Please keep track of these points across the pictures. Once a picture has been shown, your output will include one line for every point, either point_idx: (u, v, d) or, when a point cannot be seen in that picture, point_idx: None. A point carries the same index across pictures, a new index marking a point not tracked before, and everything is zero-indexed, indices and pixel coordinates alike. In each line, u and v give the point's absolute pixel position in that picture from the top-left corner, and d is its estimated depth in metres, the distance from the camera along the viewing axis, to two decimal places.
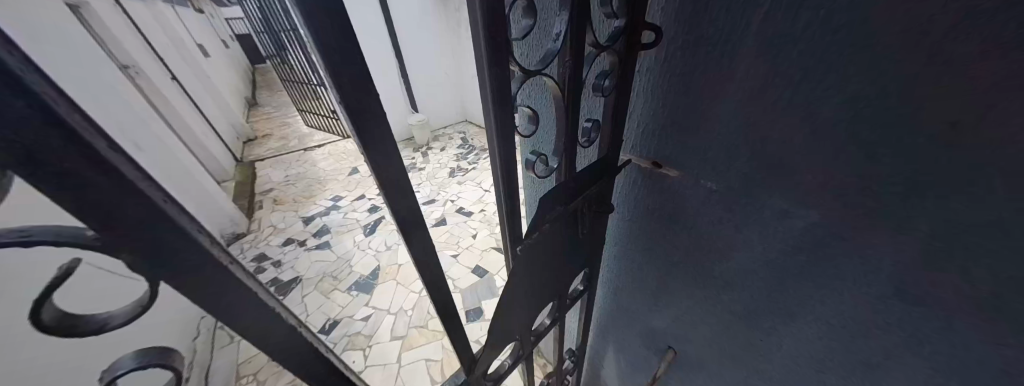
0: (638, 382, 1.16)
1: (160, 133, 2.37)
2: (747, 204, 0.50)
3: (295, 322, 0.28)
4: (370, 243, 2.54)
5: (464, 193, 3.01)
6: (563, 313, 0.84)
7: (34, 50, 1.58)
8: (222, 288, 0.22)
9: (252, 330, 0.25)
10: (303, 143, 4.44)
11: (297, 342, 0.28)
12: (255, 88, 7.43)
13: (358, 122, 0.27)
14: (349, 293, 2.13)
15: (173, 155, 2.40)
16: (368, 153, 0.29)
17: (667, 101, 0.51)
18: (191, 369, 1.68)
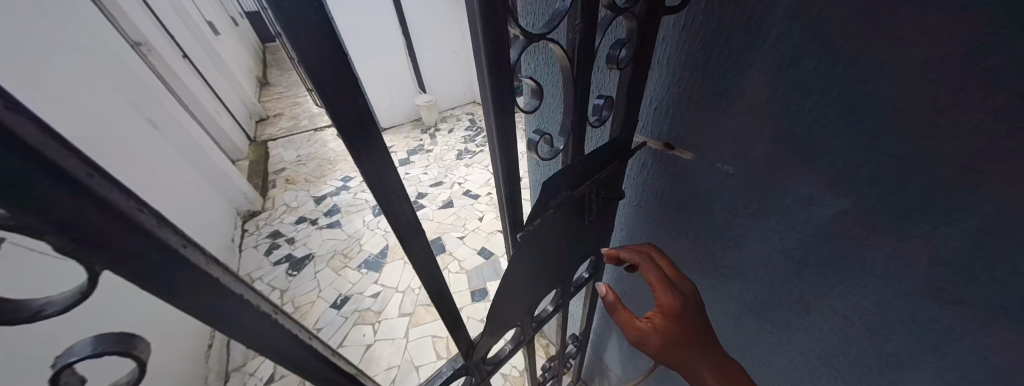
0: (639, 366, 1.16)
1: (174, 111, 2.39)
2: (768, 191, 0.45)
3: (272, 310, 0.25)
4: (379, 223, 2.57)
5: (471, 176, 2.99)
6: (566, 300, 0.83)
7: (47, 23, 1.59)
8: (174, 275, 0.19)
9: (217, 319, 0.22)
10: (314, 123, 4.46)
11: (279, 333, 0.26)
12: (267, 68, 7.44)
13: (331, 92, 0.23)
14: (359, 270, 2.19)
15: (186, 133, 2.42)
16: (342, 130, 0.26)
17: (686, 76, 0.45)
18: (213, 338, 1.77)
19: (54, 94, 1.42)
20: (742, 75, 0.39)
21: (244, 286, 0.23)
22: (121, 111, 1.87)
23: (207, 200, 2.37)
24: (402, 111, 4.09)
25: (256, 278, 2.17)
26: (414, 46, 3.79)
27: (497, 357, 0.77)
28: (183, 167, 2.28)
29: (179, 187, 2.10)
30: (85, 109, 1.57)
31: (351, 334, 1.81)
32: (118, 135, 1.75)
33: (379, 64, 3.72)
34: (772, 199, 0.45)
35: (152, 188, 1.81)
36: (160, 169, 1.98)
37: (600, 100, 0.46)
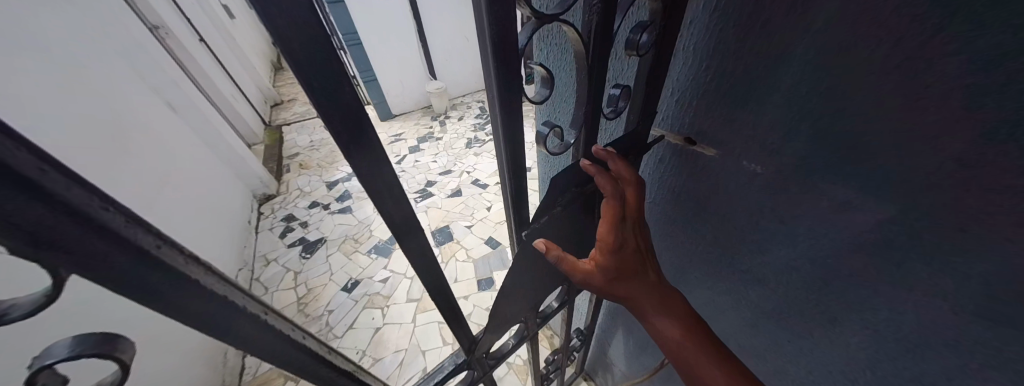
0: (645, 363, 1.15)
1: (192, 95, 2.43)
2: (800, 192, 0.41)
3: (259, 312, 0.24)
4: None
5: (481, 165, 2.97)
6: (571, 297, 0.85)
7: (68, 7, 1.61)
8: (143, 281, 0.18)
9: (198, 322, 0.21)
10: None
11: (268, 333, 0.26)
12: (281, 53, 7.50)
13: (318, 79, 0.21)
14: (369, 255, 2.23)
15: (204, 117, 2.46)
16: (331, 121, 0.23)
17: (713, 65, 0.41)
18: None
19: (73, 79, 1.45)
20: (775, 66, 0.35)
21: (227, 287, 0.22)
22: (139, 95, 1.90)
23: (225, 184, 2.43)
24: (412, 98, 4.07)
25: (271, 259, 2.25)
26: (425, 31, 3.72)
27: (500, 352, 0.78)
28: (201, 151, 2.34)
29: (198, 171, 2.16)
30: (105, 93, 1.60)
31: (361, 317, 1.86)
32: (138, 119, 1.78)
33: (390, 50, 3.68)
34: (794, 204, 0.42)
35: (172, 172, 1.86)
36: (179, 154, 2.02)
37: (617, 90, 0.43)
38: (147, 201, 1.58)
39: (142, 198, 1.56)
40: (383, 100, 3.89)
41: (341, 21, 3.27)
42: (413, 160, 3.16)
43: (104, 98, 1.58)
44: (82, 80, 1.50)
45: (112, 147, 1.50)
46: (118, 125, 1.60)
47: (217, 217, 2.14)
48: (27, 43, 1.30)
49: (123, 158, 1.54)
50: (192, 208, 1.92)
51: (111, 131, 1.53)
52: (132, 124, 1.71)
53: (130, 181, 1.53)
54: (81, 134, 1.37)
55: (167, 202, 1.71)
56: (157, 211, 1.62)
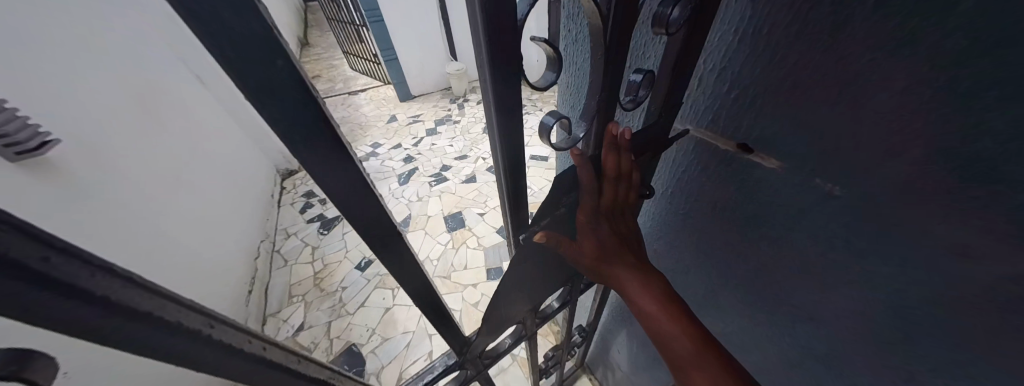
0: (648, 369, 1.12)
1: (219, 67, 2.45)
2: (875, 223, 0.32)
3: (200, 325, 0.23)
4: (404, 192, 2.61)
5: None
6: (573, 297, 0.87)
7: None
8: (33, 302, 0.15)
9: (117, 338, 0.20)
10: (349, 87, 4.52)
11: (208, 346, 0.25)
12: (309, 29, 7.58)
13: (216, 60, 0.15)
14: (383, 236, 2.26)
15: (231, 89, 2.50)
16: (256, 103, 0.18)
17: (772, 48, 0.33)
18: (255, 284, 1.91)
19: (109, 55, 1.49)
20: (861, 58, 0.27)
21: (155, 301, 0.20)
22: (174, 73, 1.96)
23: (252, 162, 2.51)
24: (432, 79, 4.01)
25: (291, 233, 2.32)
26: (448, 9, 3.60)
27: (496, 351, 0.80)
28: (230, 128, 2.41)
29: (228, 149, 2.23)
30: (140, 71, 1.65)
31: (373, 295, 1.90)
32: (171, 97, 1.84)
33: (412, 28, 3.60)
34: (836, 232, 0.36)
35: (202, 149, 1.93)
36: (210, 132, 2.10)
37: (638, 77, 0.36)
38: (178, 178, 1.64)
39: (174, 175, 1.62)
40: (403, 80, 3.86)
41: None
42: (430, 143, 3.14)
43: (139, 75, 1.63)
44: (118, 56, 1.54)
45: (145, 124, 1.56)
46: (152, 103, 1.65)
47: (244, 193, 2.22)
48: (67, 18, 1.34)
49: (156, 135, 1.60)
50: (221, 185, 2.00)
51: (145, 109, 1.59)
52: (166, 102, 1.77)
53: (162, 157, 1.59)
54: (117, 110, 1.43)
55: (197, 180, 1.78)
56: (188, 187, 1.69)
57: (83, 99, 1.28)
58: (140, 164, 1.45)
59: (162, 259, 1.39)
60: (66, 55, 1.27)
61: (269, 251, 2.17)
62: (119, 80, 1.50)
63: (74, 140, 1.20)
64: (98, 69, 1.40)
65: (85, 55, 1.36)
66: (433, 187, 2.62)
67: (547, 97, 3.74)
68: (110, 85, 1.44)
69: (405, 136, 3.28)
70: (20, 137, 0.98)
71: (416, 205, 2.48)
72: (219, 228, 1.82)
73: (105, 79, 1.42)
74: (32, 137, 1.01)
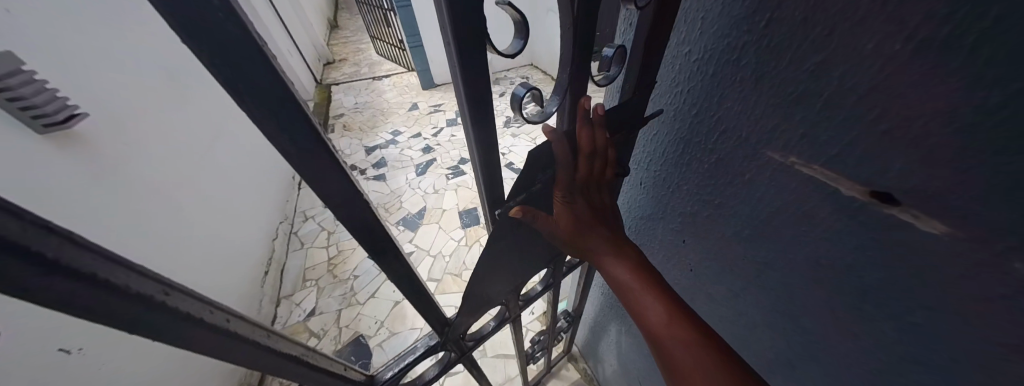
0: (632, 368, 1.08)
1: None
2: (991, 330, 0.24)
3: (154, 291, 0.25)
4: (420, 183, 2.58)
5: (516, 148, 2.83)
6: (557, 279, 0.85)
7: None
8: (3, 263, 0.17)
9: (69, 299, 0.21)
10: (374, 71, 4.52)
11: (161, 312, 0.27)
12: (338, 11, 7.62)
13: None
14: (397, 227, 2.23)
15: None
16: None
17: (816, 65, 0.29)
18: (271, 265, 1.93)
19: (139, 41, 1.46)
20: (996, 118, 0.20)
21: (105, 266, 0.22)
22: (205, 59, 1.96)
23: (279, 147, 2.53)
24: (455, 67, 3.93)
25: (310, 216, 2.33)
26: None
27: (479, 335, 0.79)
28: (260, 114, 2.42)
29: (256, 137, 2.24)
30: (170, 58, 1.63)
31: (384, 287, 1.87)
32: (200, 85, 1.83)
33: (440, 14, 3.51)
34: (886, 267, 0.29)
35: (231, 137, 1.93)
36: (239, 120, 2.10)
37: (610, 51, 0.38)
38: (205, 168, 1.64)
39: (200, 165, 1.62)
40: (427, 68, 3.79)
41: None
42: (449, 134, 3.09)
43: (169, 63, 1.61)
44: (149, 44, 1.52)
45: (174, 113, 1.55)
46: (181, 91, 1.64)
47: (269, 180, 2.24)
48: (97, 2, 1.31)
49: (184, 124, 1.59)
50: (248, 173, 2.00)
51: (175, 97, 1.58)
52: (195, 90, 1.75)
53: (190, 146, 1.58)
54: (145, 98, 1.41)
55: (224, 168, 1.79)
56: (214, 177, 1.69)
57: (111, 85, 1.26)
58: (167, 151, 1.45)
59: (183, 248, 1.39)
60: (94, 40, 1.25)
61: (287, 233, 2.19)
62: (149, 68, 1.48)
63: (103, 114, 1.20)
64: (127, 56, 1.38)
65: (115, 42, 1.34)
66: (450, 180, 2.57)
67: None
68: (139, 73, 1.42)
69: (426, 125, 3.24)
70: (48, 110, 0.97)
71: (433, 198, 2.43)
72: (243, 216, 1.83)
73: (134, 67, 1.40)
74: (61, 109, 1.02)
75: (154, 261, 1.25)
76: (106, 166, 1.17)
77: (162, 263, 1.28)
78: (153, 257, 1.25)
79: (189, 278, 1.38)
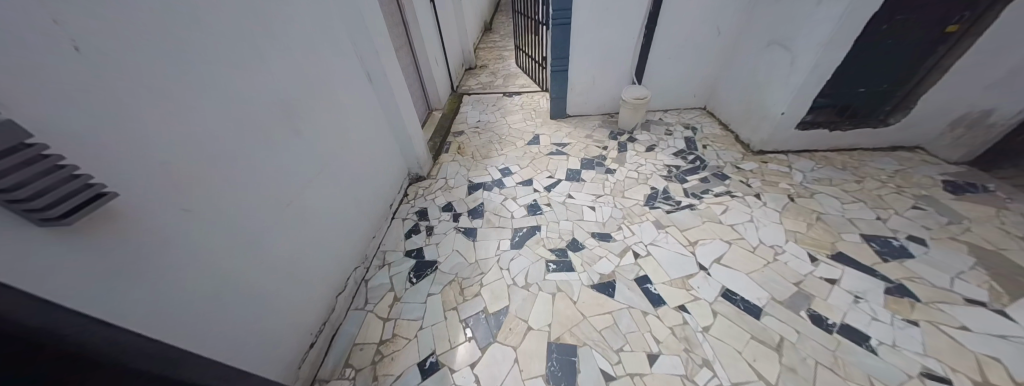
0: None
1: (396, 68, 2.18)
2: None
3: None
4: (512, 262, 1.89)
5: (661, 251, 1.82)
6: None
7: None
8: None
9: None
10: (507, 83, 4.03)
11: None
12: (501, 4, 7.47)
13: None
14: (465, 327, 1.61)
15: (399, 94, 2.22)
16: None
17: None
18: (324, 327, 1.62)
19: (166, 39, 0.93)
20: None
21: None
22: (300, 66, 1.46)
23: (378, 181, 2.14)
24: (597, 100, 3.12)
25: (386, 263, 1.97)
26: (663, 17, 2.54)
27: None
28: (365, 136, 2.00)
29: (343, 162, 1.78)
30: (226, 70, 1.11)
31: None
32: (309, 132, 1.53)
33: (601, 39, 2.68)
34: None
35: (299, 171, 1.47)
36: (324, 144, 1.63)
37: None
38: (241, 223, 1.18)
39: (228, 219, 1.13)
40: (564, 96, 3.06)
41: None
42: (564, 194, 2.33)
43: (225, 77, 1.10)
44: (192, 52, 1.00)
45: (208, 146, 1.06)
46: (235, 115, 1.15)
47: (349, 230, 1.83)
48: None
49: (221, 165, 1.11)
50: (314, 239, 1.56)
51: (214, 124, 1.08)
52: (288, 145, 1.40)
53: (223, 194, 1.12)
54: (154, 133, 0.91)
55: (268, 218, 1.30)
56: (249, 234, 1.22)
57: (53, 127, 0.71)
58: (161, 201, 0.93)
59: (186, 288, 1.01)
60: (43, 44, 0.69)
61: (358, 282, 1.86)
62: (179, 86, 0.97)
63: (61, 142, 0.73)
64: (132, 72, 0.86)
65: (105, 50, 0.80)
66: (547, 274, 1.79)
67: (773, 175, 2.24)
68: (148, 96, 0.89)
69: (540, 171, 2.57)
70: (40, 203, 0.64)
71: (521, 299, 1.69)
72: (277, 281, 1.35)
73: (132, 87, 0.86)
74: None
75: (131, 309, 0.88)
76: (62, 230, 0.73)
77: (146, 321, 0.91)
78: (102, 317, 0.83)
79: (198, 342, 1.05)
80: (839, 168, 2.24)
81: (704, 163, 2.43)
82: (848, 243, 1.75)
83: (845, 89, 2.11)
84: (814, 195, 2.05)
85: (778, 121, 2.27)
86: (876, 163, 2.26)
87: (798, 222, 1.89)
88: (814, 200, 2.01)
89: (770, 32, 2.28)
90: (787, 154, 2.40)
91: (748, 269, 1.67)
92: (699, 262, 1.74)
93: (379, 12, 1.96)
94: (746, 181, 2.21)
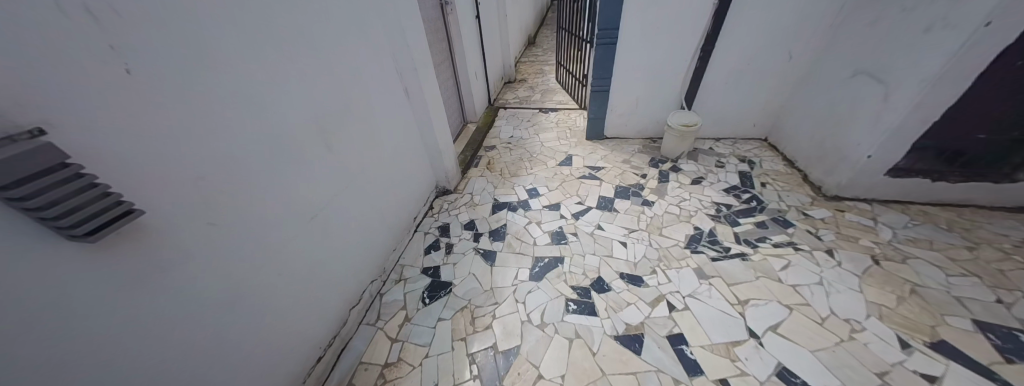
0: None
1: (432, 84, 2.18)
2: None
3: None
4: (530, 295, 1.76)
5: (702, 306, 1.59)
6: None
7: (328, 19, 1.39)
8: None
9: None
10: (545, 99, 3.94)
11: None
12: (546, 19, 7.49)
13: None
14: (471, 363, 1.50)
15: (434, 110, 2.23)
16: None
17: None
18: (334, 341, 1.60)
19: (210, 56, 0.95)
20: None
21: None
22: (339, 84, 1.49)
23: (405, 194, 2.14)
24: (639, 124, 2.91)
25: (403, 278, 1.95)
26: (722, 38, 2.29)
27: None
28: (396, 150, 2.01)
29: (372, 175, 1.79)
30: (264, 86, 1.13)
31: None
32: (340, 147, 1.55)
33: (649, 60, 2.50)
34: None
35: (328, 183, 1.49)
36: (354, 159, 1.65)
37: None
38: (263, 236, 1.19)
39: (251, 231, 1.14)
40: (602, 117, 2.89)
41: (607, 9, 2.25)
42: (593, 224, 2.16)
43: (262, 92, 1.12)
44: (232, 68, 1.02)
45: (240, 158, 1.07)
46: (269, 128, 1.16)
47: (370, 243, 1.83)
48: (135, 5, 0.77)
49: (253, 180, 1.13)
50: (333, 252, 1.56)
51: (247, 137, 1.09)
52: (316, 161, 1.41)
53: (252, 207, 1.14)
54: (191, 148, 0.92)
55: (291, 230, 1.31)
56: (272, 248, 1.23)
57: (102, 143, 0.74)
58: (188, 214, 0.93)
59: (203, 301, 1.00)
60: (97, 65, 0.72)
61: (373, 295, 1.85)
62: (218, 101, 0.98)
63: (97, 158, 0.73)
64: (172, 87, 0.87)
65: (157, 71, 0.82)
66: (565, 315, 1.64)
67: (850, 228, 1.88)
68: (187, 111, 0.90)
69: (570, 195, 2.43)
70: (66, 224, 0.64)
71: (535, 340, 1.55)
72: (293, 293, 1.34)
73: (174, 102, 0.87)
74: None
75: (147, 324, 0.87)
76: (92, 246, 0.74)
77: (161, 336, 0.90)
78: (121, 334, 0.82)
79: (208, 355, 1.04)
80: (943, 229, 1.82)
81: (762, 204, 2.12)
82: (955, 330, 1.38)
83: (959, 133, 1.72)
84: (907, 259, 1.67)
85: (861, 164, 1.91)
86: (997, 227, 1.81)
87: (883, 292, 1.54)
88: (907, 266, 1.64)
89: (856, 60, 1.95)
90: (870, 204, 2.02)
91: (812, 345, 1.38)
92: (749, 326, 1.48)
93: (420, 29, 1.98)
94: (814, 232, 1.88)
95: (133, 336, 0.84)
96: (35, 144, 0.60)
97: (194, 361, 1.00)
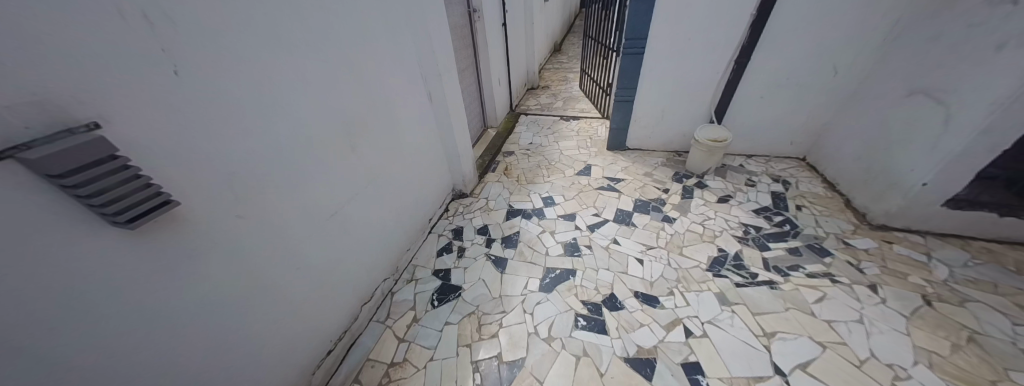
0: None
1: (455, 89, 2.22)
2: None
3: None
4: (539, 306, 1.73)
5: (721, 334, 1.48)
6: None
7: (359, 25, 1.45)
8: None
9: None
10: (567, 107, 3.90)
11: None
12: (574, 27, 7.48)
13: None
14: (475, 370, 1.49)
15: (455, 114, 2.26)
16: None
17: None
18: (344, 336, 1.64)
19: (248, 59, 1.01)
20: None
21: None
22: (365, 87, 1.54)
23: (421, 196, 2.18)
24: (664, 136, 2.81)
25: (414, 279, 1.97)
26: (759, 51, 2.17)
27: None
28: (416, 152, 2.05)
29: (391, 176, 1.84)
30: (295, 88, 1.19)
31: None
32: (362, 148, 1.59)
33: (677, 71, 2.41)
34: None
35: (349, 182, 1.54)
36: (375, 159, 1.69)
37: None
38: (285, 231, 1.25)
39: (274, 226, 1.19)
40: (625, 127, 2.82)
41: (635, 18, 2.20)
42: (609, 238, 2.09)
43: (293, 94, 1.18)
44: (267, 70, 1.08)
45: (268, 157, 1.13)
46: (296, 129, 1.22)
47: (386, 242, 1.88)
48: (185, 12, 0.83)
49: (279, 177, 1.18)
50: (350, 250, 1.61)
51: (277, 136, 1.15)
52: (339, 161, 1.46)
53: (276, 202, 1.19)
54: (224, 145, 0.98)
55: (311, 226, 1.36)
56: (291, 242, 1.28)
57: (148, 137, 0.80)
58: (218, 207, 0.99)
59: (225, 290, 1.06)
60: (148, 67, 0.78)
61: (385, 293, 1.88)
62: (253, 101, 1.04)
63: (143, 152, 0.79)
64: (213, 89, 0.92)
65: (200, 73, 0.88)
66: (574, 330, 1.59)
67: (898, 263, 1.70)
68: (223, 111, 0.96)
69: (586, 206, 2.37)
70: (111, 211, 0.69)
71: (540, 354, 1.51)
72: (308, 287, 1.39)
73: (212, 102, 0.93)
74: None
75: (174, 309, 0.93)
76: (133, 232, 0.80)
77: (185, 320, 0.96)
78: (151, 316, 0.88)
79: (226, 342, 1.10)
80: (1012, 271, 1.60)
81: (796, 229, 1.97)
82: None
83: None
84: (967, 302, 1.48)
85: (915, 193, 1.73)
86: None
87: (936, 339, 1.37)
88: (967, 310, 1.46)
89: (913, 78, 1.78)
90: (924, 237, 1.81)
91: None
92: (774, 362, 1.36)
93: (447, 35, 2.02)
94: (856, 264, 1.71)
95: (161, 319, 0.90)
96: (89, 138, 0.65)
97: (213, 347, 1.06)
